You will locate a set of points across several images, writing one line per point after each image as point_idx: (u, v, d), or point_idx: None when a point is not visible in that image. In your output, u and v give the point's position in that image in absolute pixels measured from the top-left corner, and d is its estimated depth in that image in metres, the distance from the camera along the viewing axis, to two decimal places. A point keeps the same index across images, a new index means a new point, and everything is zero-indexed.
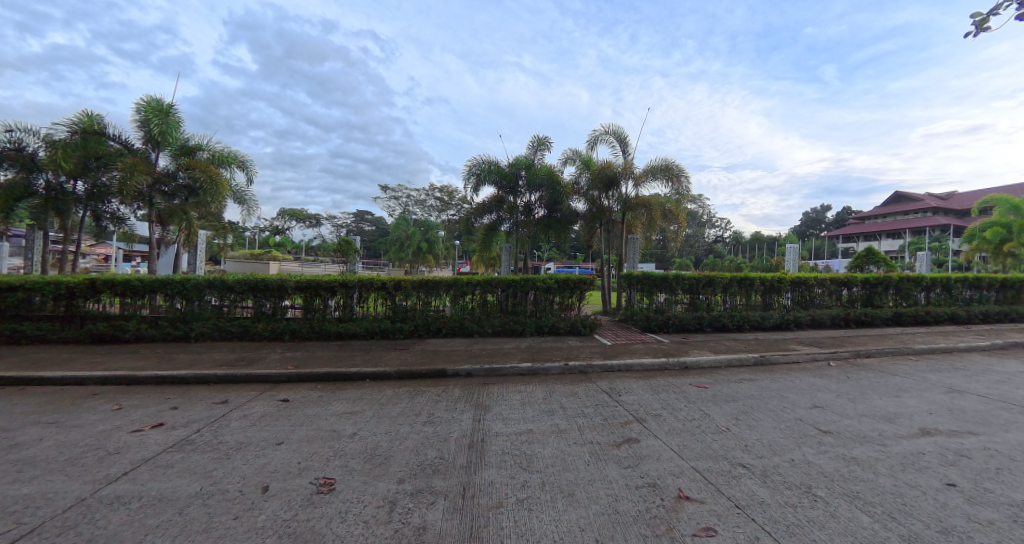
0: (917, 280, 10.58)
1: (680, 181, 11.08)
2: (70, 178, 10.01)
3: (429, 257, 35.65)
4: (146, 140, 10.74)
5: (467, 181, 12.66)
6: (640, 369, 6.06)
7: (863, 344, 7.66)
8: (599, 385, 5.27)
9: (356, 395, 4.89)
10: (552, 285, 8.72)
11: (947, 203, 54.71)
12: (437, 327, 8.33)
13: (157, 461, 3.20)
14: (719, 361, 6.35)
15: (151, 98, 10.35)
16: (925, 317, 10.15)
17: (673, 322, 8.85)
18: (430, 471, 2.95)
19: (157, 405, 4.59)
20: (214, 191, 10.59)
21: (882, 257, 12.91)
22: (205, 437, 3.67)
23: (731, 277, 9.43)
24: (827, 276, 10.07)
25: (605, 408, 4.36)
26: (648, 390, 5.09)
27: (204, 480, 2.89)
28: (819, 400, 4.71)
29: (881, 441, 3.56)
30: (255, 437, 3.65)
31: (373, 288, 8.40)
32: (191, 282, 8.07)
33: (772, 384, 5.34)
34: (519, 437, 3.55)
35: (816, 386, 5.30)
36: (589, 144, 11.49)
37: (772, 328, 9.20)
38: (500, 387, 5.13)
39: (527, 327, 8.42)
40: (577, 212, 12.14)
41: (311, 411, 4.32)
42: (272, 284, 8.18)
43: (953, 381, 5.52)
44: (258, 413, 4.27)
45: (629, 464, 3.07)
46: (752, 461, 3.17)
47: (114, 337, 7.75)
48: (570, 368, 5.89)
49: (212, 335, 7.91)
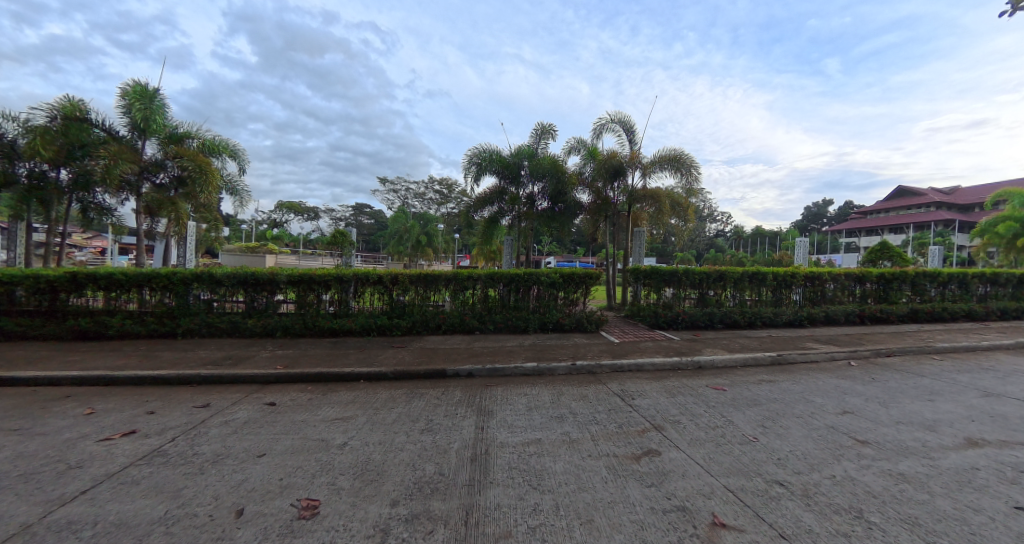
0: (933, 275, 10.22)
1: (689, 172, 10.68)
2: (54, 166, 9.55)
3: (429, 249, 35.17)
4: (132, 127, 10.25)
5: (467, 171, 12.17)
6: (652, 369, 5.71)
7: (882, 342, 7.33)
8: (610, 387, 4.91)
9: (349, 397, 4.54)
10: (556, 279, 8.35)
11: (951, 199, 54.27)
12: (436, 323, 7.96)
13: (122, 477, 2.86)
14: (734, 361, 5.99)
15: (135, 81, 9.82)
16: (940, 313, 9.83)
17: (683, 318, 8.52)
18: (427, 491, 2.61)
19: (133, 409, 4.24)
20: (203, 179, 10.20)
21: (896, 251, 12.50)
22: (180, 447, 3.32)
23: (742, 271, 9.04)
24: (840, 272, 9.71)
25: (619, 414, 4.00)
26: (663, 392, 4.74)
27: (171, 502, 2.55)
28: (849, 404, 4.37)
29: (926, 453, 3.22)
30: (236, 447, 3.33)
31: (369, 282, 8.02)
32: (178, 275, 7.72)
33: (794, 387, 4.99)
34: (527, 448, 3.20)
35: (841, 388, 4.95)
36: (595, 132, 11.05)
37: (785, 325, 8.87)
38: (503, 389, 4.78)
39: (530, 323, 8.05)
40: (582, 204, 11.74)
41: (298, 416, 3.97)
42: (264, 277, 7.84)
43: (986, 383, 5.17)
44: (240, 419, 3.92)
45: (652, 482, 2.73)
46: (790, 479, 2.82)
47: (97, 334, 7.37)
48: (577, 368, 5.53)
49: (201, 331, 7.55)
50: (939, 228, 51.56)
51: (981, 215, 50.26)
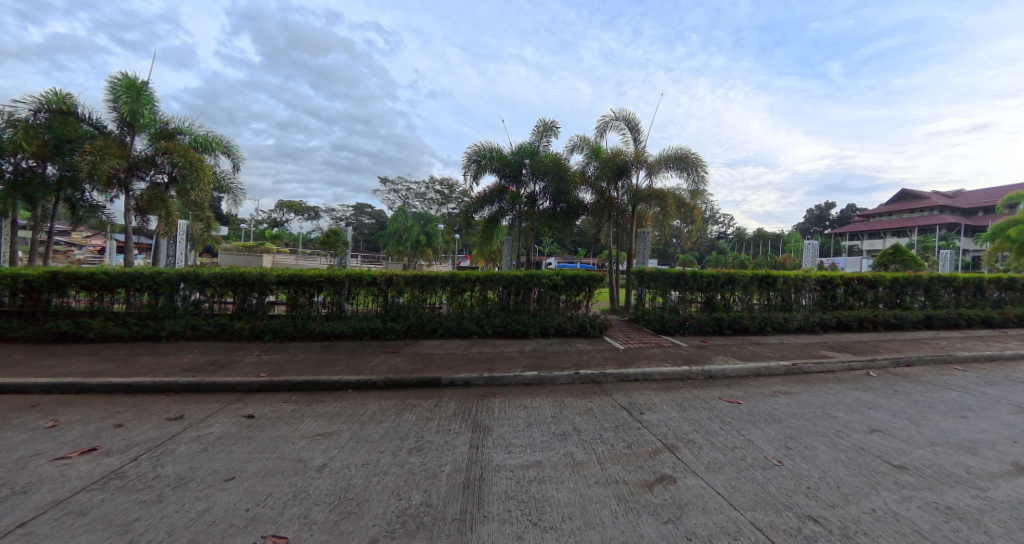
0: (948, 280, 9.88)
1: (696, 171, 10.33)
2: (39, 161, 9.26)
3: (428, 249, 34.82)
4: (120, 122, 9.93)
5: (467, 169, 11.82)
6: (660, 378, 5.37)
7: (899, 350, 6.99)
8: (616, 399, 4.57)
9: (334, 409, 4.20)
10: (558, 282, 8.01)
11: (956, 203, 53.85)
12: (433, 327, 7.65)
13: (68, 507, 2.53)
14: (746, 371, 5.65)
15: (123, 73, 9.49)
16: (956, 320, 9.46)
17: (689, 323, 8.18)
18: (411, 527, 2.27)
19: (99, 422, 3.90)
20: (193, 175, 9.88)
21: (909, 255, 12.14)
22: (142, 468, 3.00)
23: (751, 275, 8.69)
24: (852, 275, 9.36)
25: (627, 431, 3.66)
26: (673, 405, 4.40)
27: (117, 538, 2.22)
28: (876, 421, 4.02)
29: (974, 482, 2.86)
30: (204, 469, 3.00)
31: (363, 283, 7.69)
32: (163, 275, 7.40)
33: (814, 400, 4.64)
34: (526, 473, 2.87)
35: (864, 402, 4.60)
36: (599, 130, 10.73)
37: (795, 330, 8.53)
38: (502, 401, 4.45)
39: (530, 328, 7.71)
40: (585, 204, 11.42)
41: (277, 432, 3.64)
42: (253, 278, 7.51)
43: (1018, 397, 4.81)
44: (214, 435, 3.60)
45: (668, 516, 2.40)
46: (825, 514, 2.47)
47: (77, 336, 7.03)
48: (580, 378, 5.19)
49: (186, 333, 7.21)
50: (942, 231, 51.17)
51: (986, 219, 49.85)
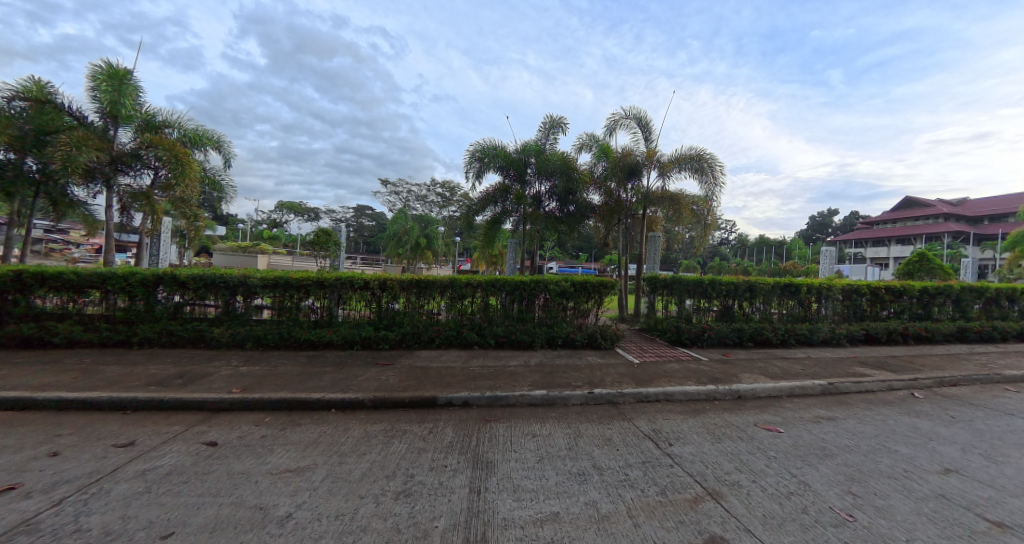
0: (980, 291, 9.30)
1: (712, 171, 9.76)
2: (17, 153, 8.67)
3: (428, 252, 34.21)
4: (102, 113, 9.38)
5: (469, 168, 11.31)
6: (683, 400, 4.78)
7: (941, 367, 6.41)
8: (638, 426, 3.98)
9: (312, 436, 3.62)
10: (567, 288, 7.40)
11: (962, 212, 53.33)
12: (430, 336, 7.08)
13: None
14: (778, 391, 5.07)
15: (105, 62, 8.98)
16: (989, 333, 8.89)
17: (708, 335, 7.60)
18: None
19: (32, 449, 3.30)
20: (180, 170, 9.33)
21: (936, 264, 11.55)
22: (61, 518, 2.39)
23: (773, 283, 8.10)
24: (881, 284, 8.77)
25: (657, 469, 3.08)
26: (705, 434, 3.81)
27: None
28: (945, 457, 3.43)
29: None
30: (138, 521, 2.39)
31: (355, 287, 7.11)
32: (137, 275, 6.81)
33: (863, 428, 4.05)
34: (540, 532, 2.27)
35: (923, 431, 4.01)
36: (609, 128, 10.20)
37: (821, 343, 7.94)
38: (507, 428, 3.86)
39: (537, 338, 7.14)
40: (593, 206, 10.84)
41: (239, 466, 3.05)
42: (235, 280, 6.93)
43: None
44: (164, 469, 3.00)
45: None
46: None
47: (41, 341, 6.45)
48: (594, 398, 4.61)
49: (160, 340, 6.63)
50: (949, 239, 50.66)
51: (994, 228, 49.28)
